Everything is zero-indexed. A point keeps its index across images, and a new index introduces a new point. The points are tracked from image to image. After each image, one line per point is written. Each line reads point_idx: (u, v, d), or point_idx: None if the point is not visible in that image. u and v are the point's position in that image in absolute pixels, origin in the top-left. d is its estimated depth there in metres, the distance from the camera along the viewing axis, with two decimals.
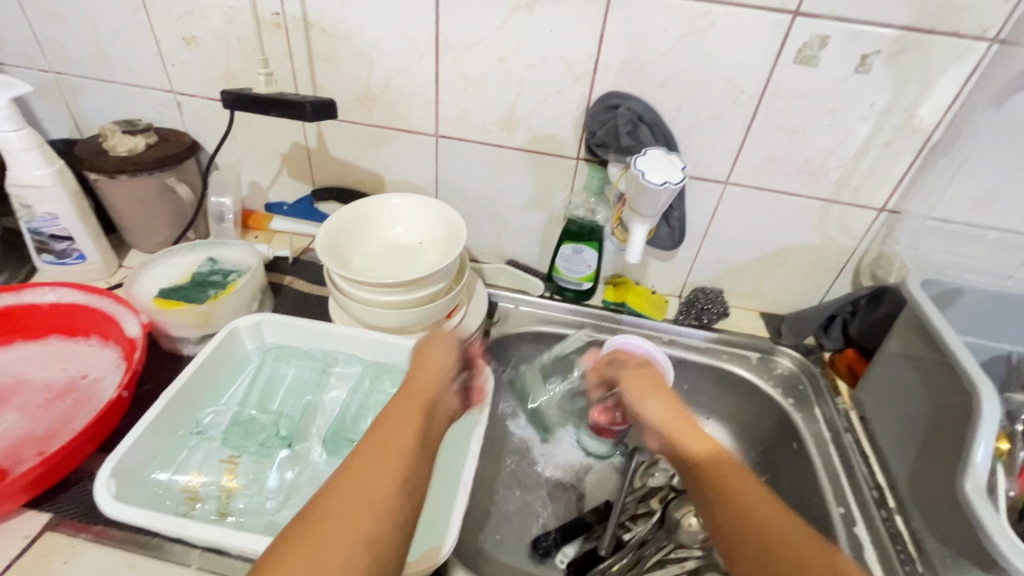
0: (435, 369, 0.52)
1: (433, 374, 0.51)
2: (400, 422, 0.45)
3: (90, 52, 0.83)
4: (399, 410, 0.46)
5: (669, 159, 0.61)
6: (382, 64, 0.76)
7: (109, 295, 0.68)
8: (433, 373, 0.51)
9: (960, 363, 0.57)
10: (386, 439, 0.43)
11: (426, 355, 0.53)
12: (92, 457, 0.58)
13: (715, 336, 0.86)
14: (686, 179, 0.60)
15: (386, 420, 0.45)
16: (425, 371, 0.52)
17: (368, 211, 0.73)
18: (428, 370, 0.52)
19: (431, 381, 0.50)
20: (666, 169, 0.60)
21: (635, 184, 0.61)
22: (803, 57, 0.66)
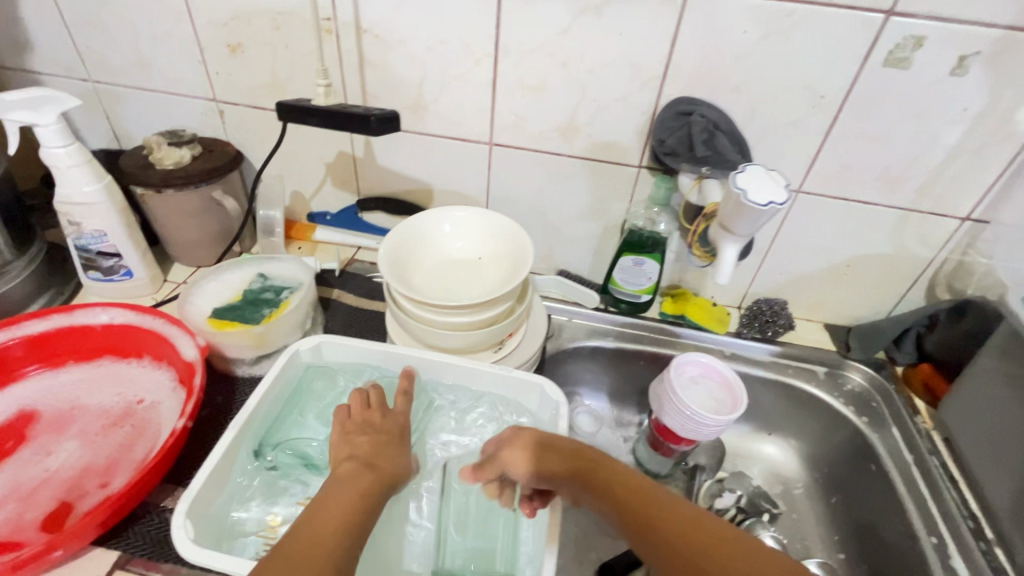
0: (392, 442, 0.55)
1: (400, 457, 0.54)
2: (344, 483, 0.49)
3: (132, 61, 0.80)
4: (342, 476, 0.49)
5: (772, 176, 0.58)
6: (436, 70, 0.73)
7: (162, 315, 0.66)
8: (393, 459, 0.53)
9: None
10: (317, 519, 0.45)
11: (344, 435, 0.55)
12: (157, 489, 0.56)
13: (780, 350, 0.83)
14: (791, 198, 0.56)
15: (342, 486, 0.48)
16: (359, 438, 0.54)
17: (429, 224, 0.70)
18: (374, 445, 0.53)
19: (369, 456, 0.52)
20: (771, 188, 0.56)
21: (734, 204, 0.57)
22: (894, 59, 0.61)
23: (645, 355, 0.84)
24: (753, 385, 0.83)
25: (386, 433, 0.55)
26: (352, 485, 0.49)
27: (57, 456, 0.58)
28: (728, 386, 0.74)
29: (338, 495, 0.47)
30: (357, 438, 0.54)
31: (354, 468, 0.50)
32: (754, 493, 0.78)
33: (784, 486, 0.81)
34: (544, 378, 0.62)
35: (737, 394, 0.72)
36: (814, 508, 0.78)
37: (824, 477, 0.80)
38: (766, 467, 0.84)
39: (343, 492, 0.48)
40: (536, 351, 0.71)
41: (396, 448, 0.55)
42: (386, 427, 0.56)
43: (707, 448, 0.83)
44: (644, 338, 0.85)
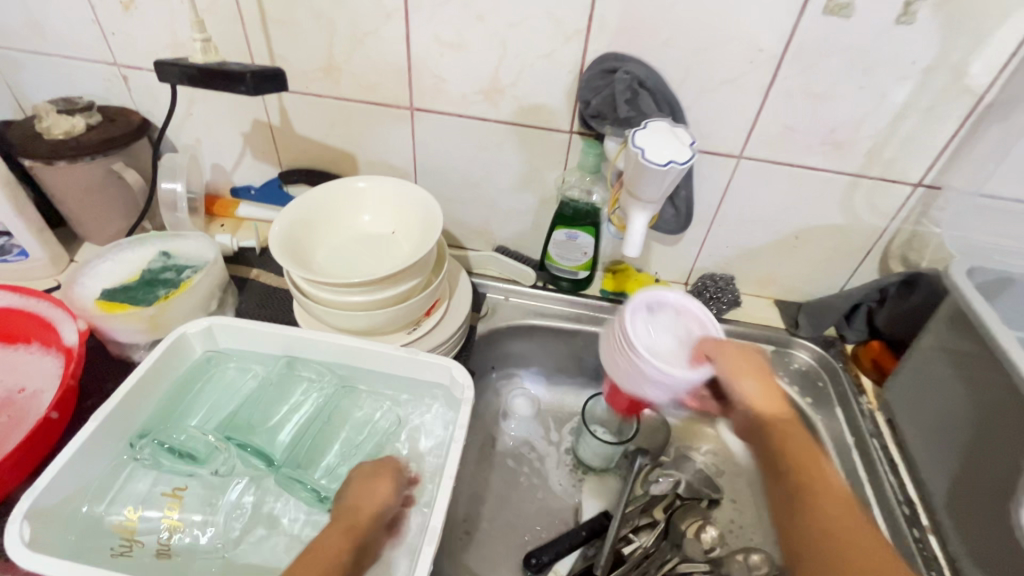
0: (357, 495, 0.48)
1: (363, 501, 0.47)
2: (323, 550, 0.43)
3: (20, 21, 0.73)
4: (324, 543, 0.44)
5: (675, 134, 0.54)
6: (345, 27, 0.66)
7: (46, 298, 0.61)
8: (374, 510, 0.47)
9: (1008, 356, 0.50)
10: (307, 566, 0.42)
11: (362, 483, 0.49)
12: (25, 484, 0.52)
13: (725, 328, 0.78)
14: (694, 156, 0.53)
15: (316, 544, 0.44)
16: (351, 496, 0.48)
17: (331, 197, 0.64)
18: (359, 499, 0.48)
19: (366, 513, 0.46)
20: (672, 147, 0.53)
21: (634, 164, 0.54)
22: (834, 6, 0.55)
23: (584, 335, 0.79)
24: None
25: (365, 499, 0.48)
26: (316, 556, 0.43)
27: None
28: (690, 313, 0.58)
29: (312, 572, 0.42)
30: (362, 487, 0.49)
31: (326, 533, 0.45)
32: (697, 478, 0.75)
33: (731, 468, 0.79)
34: (453, 360, 0.57)
35: (699, 312, 0.58)
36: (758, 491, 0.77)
37: None
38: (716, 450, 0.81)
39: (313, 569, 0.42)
40: (457, 329, 0.67)
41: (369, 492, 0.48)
42: (364, 482, 0.49)
43: (617, 423, 0.76)
44: (584, 317, 0.80)
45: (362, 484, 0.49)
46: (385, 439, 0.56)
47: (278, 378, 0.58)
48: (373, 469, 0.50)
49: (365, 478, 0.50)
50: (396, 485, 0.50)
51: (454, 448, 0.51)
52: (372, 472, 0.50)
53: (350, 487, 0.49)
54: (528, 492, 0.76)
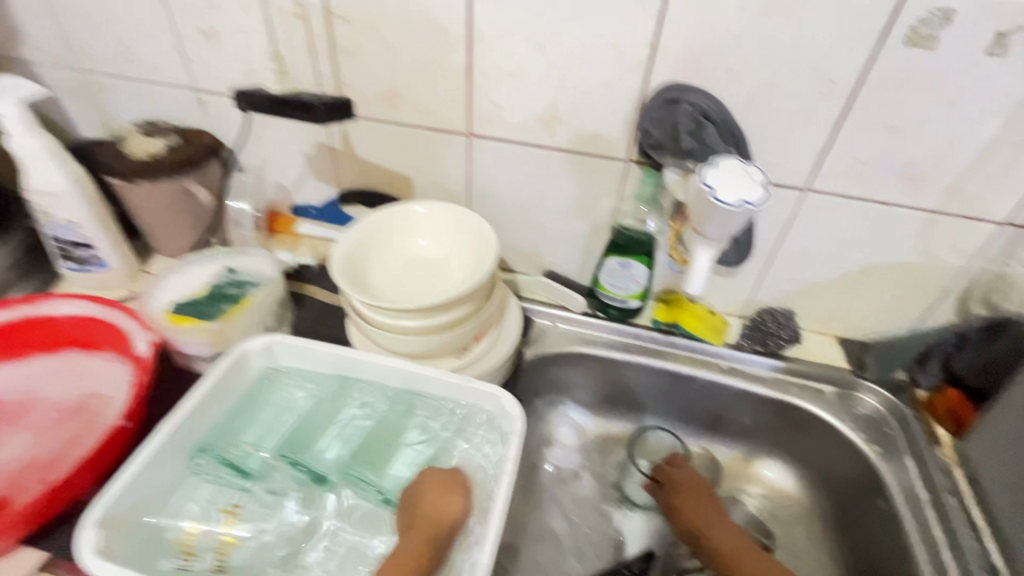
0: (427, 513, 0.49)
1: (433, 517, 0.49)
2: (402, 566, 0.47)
3: (114, 50, 0.79)
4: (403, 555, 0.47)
5: (747, 172, 0.52)
6: (409, 57, 0.68)
7: (122, 309, 0.65)
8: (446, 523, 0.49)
9: None
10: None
11: (436, 493, 0.51)
12: (95, 488, 0.55)
13: (785, 366, 0.75)
14: (768, 196, 0.51)
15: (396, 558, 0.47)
16: (423, 509, 0.50)
17: (390, 222, 0.65)
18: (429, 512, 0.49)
19: (439, 523, 0.49)
20: (742, 185, 0.51)
21: (703, 203, 0.52)
22: (917, 37, 0.53)
23: (633, 365, 0.77)
24: (752, 403, 0.76)
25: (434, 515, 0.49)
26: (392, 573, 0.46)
27: (9, 448, 0.58)
28: None
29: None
30: (432, 501, 0.50)
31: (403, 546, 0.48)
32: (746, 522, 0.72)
33: (786, 513, 0.75)
34: (504, 390, 0.57)
35: None
36: (816, 541, 0.72)
37: (828, 510, 0.73)
38: (766, 493, 0.77)
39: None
40: (506, 356, 0.66)
41: (441, 502, 0.50)
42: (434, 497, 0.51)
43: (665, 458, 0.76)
44: (634, 347, 0.78)
45: (433, 496, 0.51)
46: (433, 467, 0.55)
47: (330, 400, 0.59)
48: (444, 484, 0.52)
49: (437, 490, 0.51)
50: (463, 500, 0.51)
51: (504, 478, 0.51)
52: (443, 485, 0.52)
53: (422, 498, 0.51)
54: (572, 525, 0.74)
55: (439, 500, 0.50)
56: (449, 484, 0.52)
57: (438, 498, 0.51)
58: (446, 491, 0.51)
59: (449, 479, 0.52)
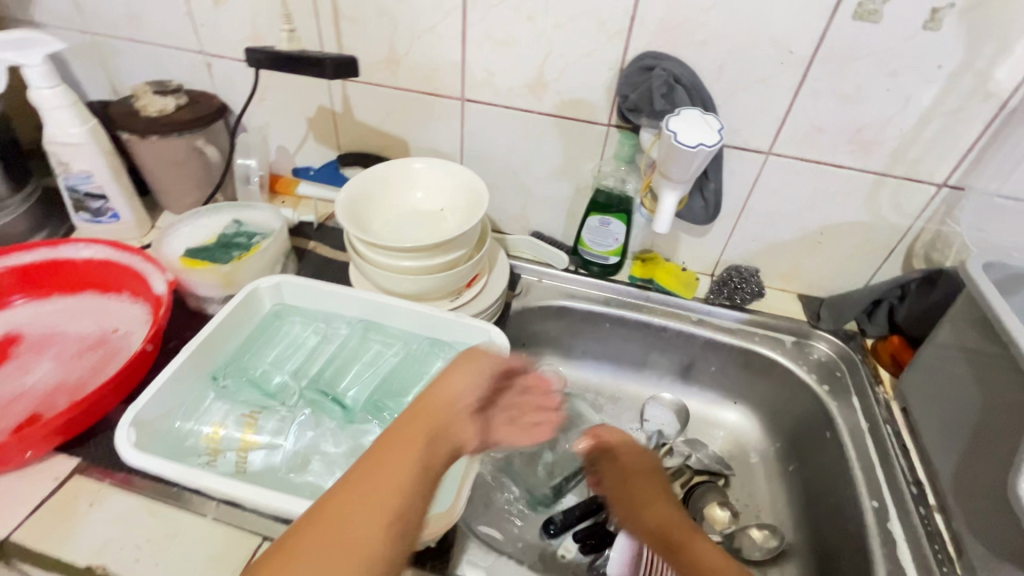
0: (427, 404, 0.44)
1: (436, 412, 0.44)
2: (403, 448, 0.40)
3: (124, 14, 0.83)
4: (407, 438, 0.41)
5: (705, 121, 0.59)
6: (407, 24, 0.74)
7: (139, 253, 0.70)
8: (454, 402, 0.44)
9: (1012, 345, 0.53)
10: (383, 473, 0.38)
11: (450, 373, 0.46)
12: (119, 408, 0.60)
13: (748, 317, 0.82)
14: (721, 141, 0.58)
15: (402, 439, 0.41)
16: (439, 399, 0.44)
17: (390, 176, 0.71)
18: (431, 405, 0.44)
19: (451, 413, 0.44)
20: (700, 132, 0.58)
21: (666, 148, 0.59)
22: (863, 12, 0.59)
23: (611, 317, 0.84)
24: (718, 352, 0.83)
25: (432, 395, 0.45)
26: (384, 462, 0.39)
27: (34, 374, 0.63)
28: None
29: (382, 482, 0.38)
30: (447, 391, 0.45)
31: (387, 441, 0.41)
32: (709, 456, 0.79)
33: (746, 451, 0.83)
34: (492, 325, 0.64)
35: None
36: (774, 475, 0.80)
37: (781, 447, 0.81)
38: (729, 434, 0.85)
39: (378, 495, 0.37)
40: (495, 301, 0.73)
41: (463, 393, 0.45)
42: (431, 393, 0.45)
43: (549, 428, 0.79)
44: (612, 301, 0.85)
45: (443, 377, 0.46)
46: None
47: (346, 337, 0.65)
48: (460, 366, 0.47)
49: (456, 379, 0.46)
50: (480, 382, 0.46)
51: None
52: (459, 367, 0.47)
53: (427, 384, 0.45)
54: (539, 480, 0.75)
55: (462, 383, 0.45)
56: (472, 366, 0.47)
57: (459, 379, 0.46)
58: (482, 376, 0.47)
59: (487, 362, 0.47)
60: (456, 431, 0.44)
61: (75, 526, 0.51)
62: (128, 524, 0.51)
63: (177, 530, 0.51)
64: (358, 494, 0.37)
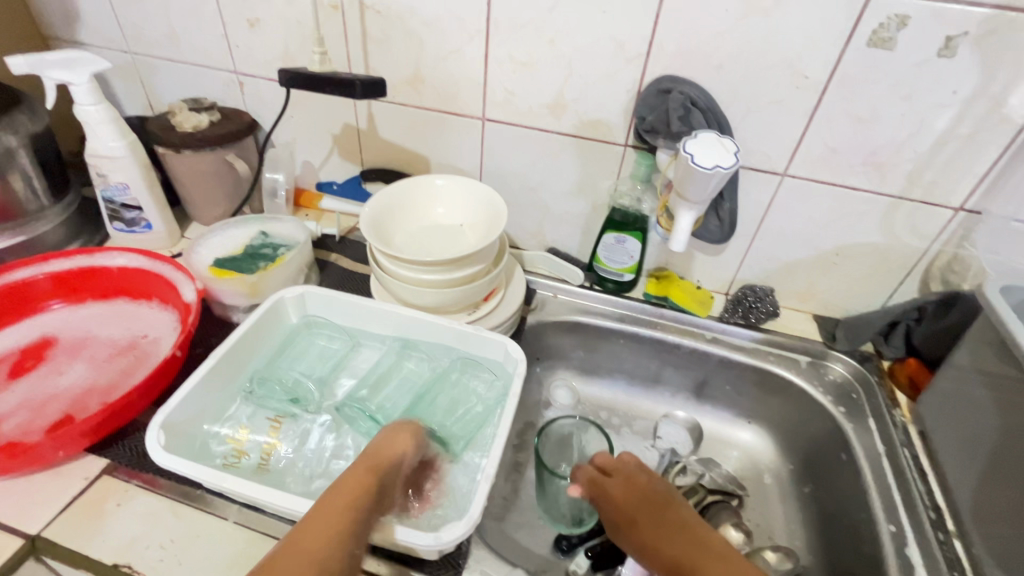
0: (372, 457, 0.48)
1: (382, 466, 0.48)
2: (340, 498, 0.44)
3: (164, 34, 0.88)
4: (346, 489, 0.45)
5: (722, 143, 0.60)
6: (432, 47, 0.77)
7: (170, 262, 0.73)
8: (391, 455, 0.49)
9: None
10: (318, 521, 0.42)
11: (394, 436, 0.51)
12: (147, 411, 0.62)
13: (763, 337, 0.82)
14: (738, 162, 0.59)
15: (339, 487, 0.45)
16: (372, 455, 0.49)
17: (412, 191, 0.74)
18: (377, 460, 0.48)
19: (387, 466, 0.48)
20: (717, 153, 0.59)
21: (683, 169, 0.61)
22: (878, 39, 0.61)
23: (626, 334, 0.85)
24: (733, 370, 0.83)
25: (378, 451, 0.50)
26: (333, 506, 0.43)
27: (68, 376, 0.65)
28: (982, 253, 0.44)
29: (318, 531, 0.41)
30: (384, 443, 0.50)
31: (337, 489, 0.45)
32: (721, 476, 0.80)
33: (760, 472, 0.82)
34: (509, 338, 0.65)
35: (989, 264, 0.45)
36: (789, 496, 0.79)
37: (796, 468, 0.80)
38: (744, 454, 0.84)
39: (312, 543, 0.40)
40: (512, 315, 0.74)
41: (395, 451, 0.50)
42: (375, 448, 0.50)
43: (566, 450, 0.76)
44: (627, 317, 0.85)
45: (385, 440, 0.51)
46: (461, 408, 0.60)
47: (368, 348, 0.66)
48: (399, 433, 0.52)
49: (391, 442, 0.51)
50: (417, 446, 0.52)
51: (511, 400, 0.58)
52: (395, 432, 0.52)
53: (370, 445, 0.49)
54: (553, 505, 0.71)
55: (393, 444, 0.50)
56: (403, 433, 0.52)
57: (389, 441, 0.51)
58: (406, 439, 0.51)
59: (411, 431, 0.52)
60: (388, 492, 0.48)
61: (102, 525, 0.53)
62: (153, 524, 0.53)
63: (199, 532, 0.53)
64: (321, 531, 0.41)
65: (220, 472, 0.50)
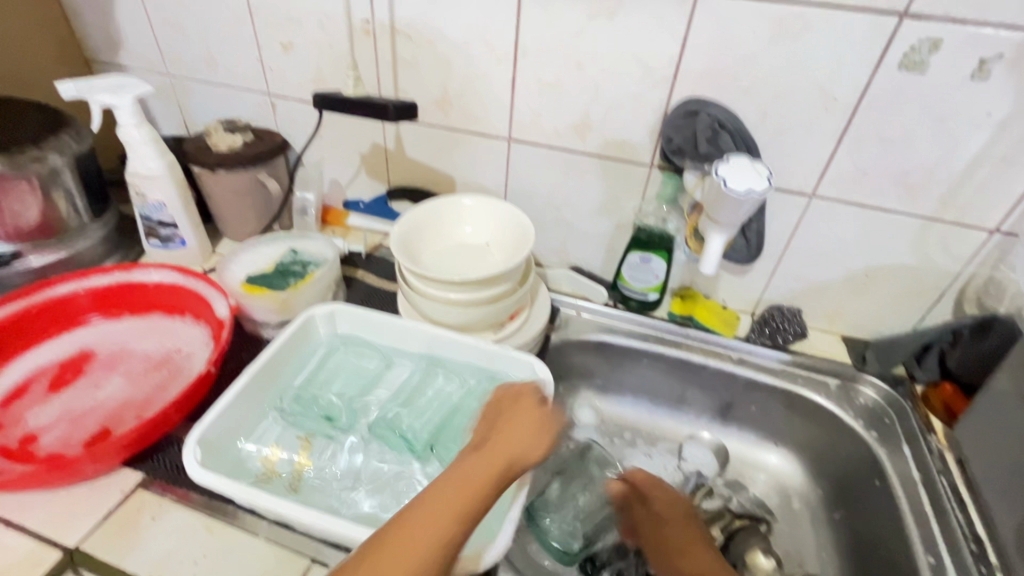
0: (511, 432, 0.51)
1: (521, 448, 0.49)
2: (461, 486, 0.46)
3: (201, 58, 0.91)
4: (466, 473, 0.47)
5: (754, 167, 0.60)
6: (460, 70, 0.78)
7: (203, 278, 0.75)
8: (511, 456, 0.49)
9: None
10: (430, 506, 0.45)
11: (522, 427, 0.51)
12: (181, 425, 0.63)
13: (791, 358, 0.81)
14: (771, 188, 0.59)
15: (458, 477, 0.47)
16: (501, 448, 0.49)
17: (440, 211, 0.75)
18: (511, 442, 0.50)
19: (513, 465, 0.48)
20: (749, 177, 0.59)
21: (716, 193, 0.61)
22: (909, 62, 0.61)
23: (650, 353, 0.84)
24: (760, 392, 0.82)
25: (522, 422, 0.52)
26: (450, 496, 0.45)
27: (106, 390, 0.67)
28: None
29: (435, 516, 0.44)
30: (516, 443, 0.49)
31: (478, 462, 0.48)
32: (749, 501, 0.78)
33: (789, 497, 0.81)
34: (536, 358, 0.65)
35: None
36: (819, 522, 0.77)
37: (825, 493, 0.79)
38: (771, 477, 0.83)
39: (432, 527, 0.44)
40: (537, 334, 0.74)
41: (517, 447, 0.49)
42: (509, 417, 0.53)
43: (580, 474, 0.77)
44: (651, 336, 0.85)
45: (508, 431, 0.51)
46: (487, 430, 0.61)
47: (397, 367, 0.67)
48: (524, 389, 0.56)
49: (532, 420, 0.52)
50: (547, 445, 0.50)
51: None
52: (535, 403, 0.53)
53: (500, 431, 0.51)
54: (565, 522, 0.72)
55: (525, 434, 0.50)
56: (531, 417, 0.52)
57: (522, 431, 0.51)
58: (527, 423, 0.51)
59: (548, 419, 0.52)
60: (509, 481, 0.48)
61: (138, 538, 0.54)
62: (187, 539, 0.54)
63: (232, 547, 0.53)
64: (439, 518, 0.44)
65: (254, 490, 0.52)
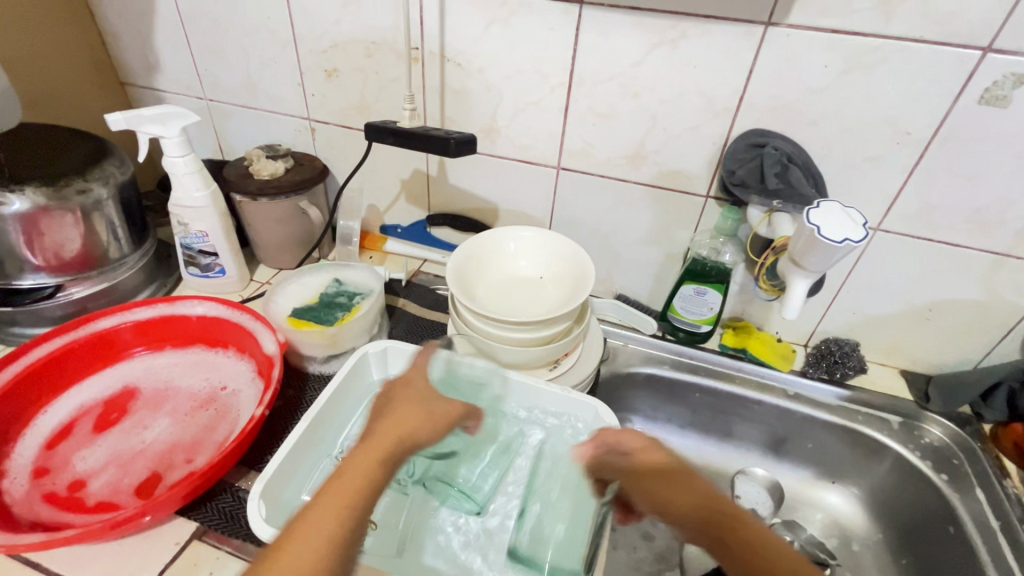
0: (414, 408, 0.50)
1: (420, 417, 0.49)
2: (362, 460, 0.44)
3: (240, 82, 0.89)
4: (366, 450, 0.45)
5: (849, 215, 0.59)
6: (511, 98, 0.77)
7: (249, 311, 0.73)
8: (409, 426, 0.48)
9: None
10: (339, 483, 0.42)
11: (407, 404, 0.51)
12: (234, 470, 0.61)
13: (849, 395, 0.79)
14: (868, 237, 0.57)
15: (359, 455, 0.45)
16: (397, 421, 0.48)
17: (494, 243, 0.73)
18: (407, 418, 0.49)
19: (406, 433, 0.47)
20: (846, 226, 0.57)
21: (806, 240, 0.59)
22: (990, 97, 0.59)
23: (702, 387, 0.82)
24: (817, 428, 0.79)
25: (417, 401, 0.52)
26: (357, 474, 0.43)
27: (152, 430, 0.65)
28: None
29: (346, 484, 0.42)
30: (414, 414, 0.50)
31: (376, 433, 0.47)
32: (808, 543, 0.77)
33: (850, 538, 0.78)
34: (599, 401, 0.64)
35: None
36: (885, 568, 0.74)
37: (889, 537, 0.76)
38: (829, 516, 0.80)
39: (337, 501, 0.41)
40: (592, 371, 0.71)
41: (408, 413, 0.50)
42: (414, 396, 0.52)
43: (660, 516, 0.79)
44: (703, 369, 0.83)
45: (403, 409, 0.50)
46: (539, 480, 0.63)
47: None
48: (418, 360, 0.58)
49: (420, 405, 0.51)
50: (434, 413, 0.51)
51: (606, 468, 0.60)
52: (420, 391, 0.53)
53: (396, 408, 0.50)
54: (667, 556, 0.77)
55: (416, 408, 0.50)
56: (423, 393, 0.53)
57: (411, 405, 0.51)
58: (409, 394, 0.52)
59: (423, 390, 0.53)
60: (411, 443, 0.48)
61: None
62: None
63: None
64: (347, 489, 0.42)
65: None
